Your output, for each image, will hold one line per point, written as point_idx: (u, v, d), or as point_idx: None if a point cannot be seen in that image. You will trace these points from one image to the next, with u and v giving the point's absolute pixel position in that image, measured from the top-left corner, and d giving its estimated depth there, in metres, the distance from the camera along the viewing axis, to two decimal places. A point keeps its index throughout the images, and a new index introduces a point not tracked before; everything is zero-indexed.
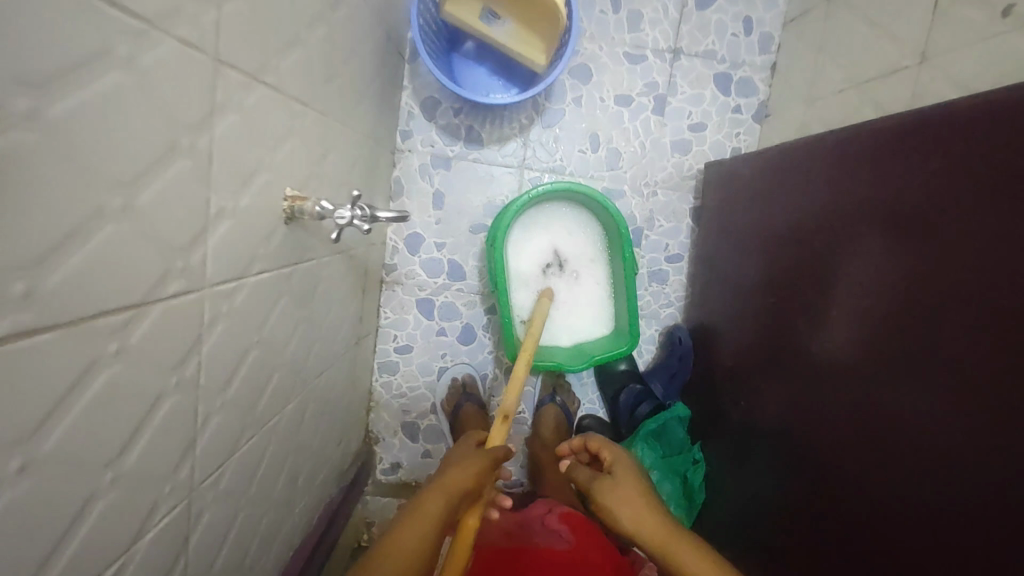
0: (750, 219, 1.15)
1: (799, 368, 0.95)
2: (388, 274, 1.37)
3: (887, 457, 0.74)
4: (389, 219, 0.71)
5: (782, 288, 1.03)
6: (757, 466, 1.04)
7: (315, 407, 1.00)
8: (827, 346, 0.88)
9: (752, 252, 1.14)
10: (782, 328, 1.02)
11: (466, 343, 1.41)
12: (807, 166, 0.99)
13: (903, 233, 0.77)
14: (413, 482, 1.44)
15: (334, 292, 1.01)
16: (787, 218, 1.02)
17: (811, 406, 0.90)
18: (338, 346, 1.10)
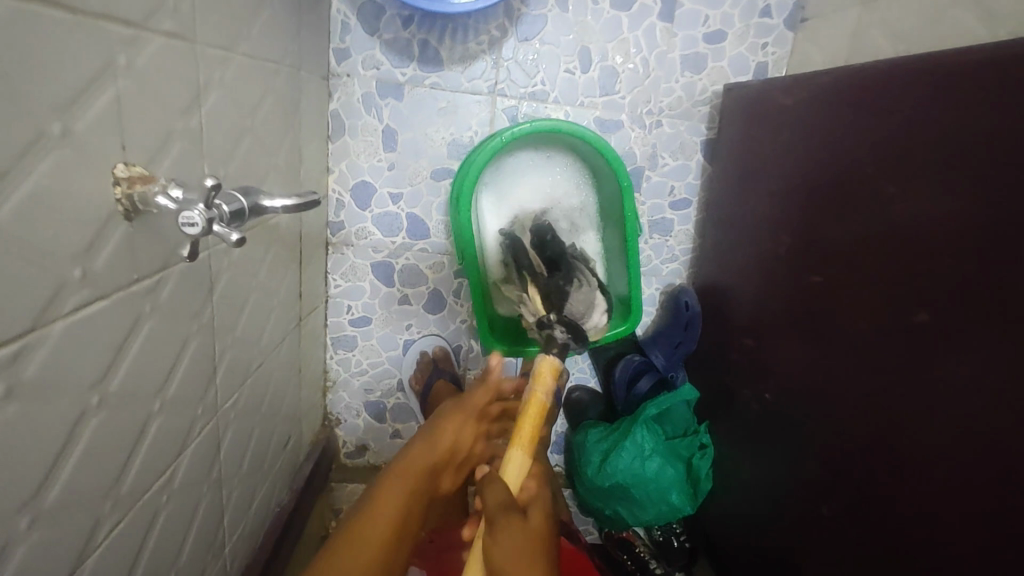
0: (775, 156, 0.87)
1: (827, 363, 0.74)
2: (334, 234, 1.12)
3: (982, 514, 0.54)
4: (287, 208, 0.47)
5: (807, 254, 0.78)
6: (770, 464, 0.88)
7: (245, 422, 0.81)
8: (874, 340, 0.66)
9: (773, 201, 0.87)
10: (795, 311, 0.81)
11: (435, 312, 1.19)
12: (856, 90, 0.71)
13: (986, 213, 0.54)
14: (383, 465, 1.28)
15: (254, 278, 0.78)
16: (822, 162, 0.76)
17: (850, 415, 0.70)
18: (272, 339, 0.89)
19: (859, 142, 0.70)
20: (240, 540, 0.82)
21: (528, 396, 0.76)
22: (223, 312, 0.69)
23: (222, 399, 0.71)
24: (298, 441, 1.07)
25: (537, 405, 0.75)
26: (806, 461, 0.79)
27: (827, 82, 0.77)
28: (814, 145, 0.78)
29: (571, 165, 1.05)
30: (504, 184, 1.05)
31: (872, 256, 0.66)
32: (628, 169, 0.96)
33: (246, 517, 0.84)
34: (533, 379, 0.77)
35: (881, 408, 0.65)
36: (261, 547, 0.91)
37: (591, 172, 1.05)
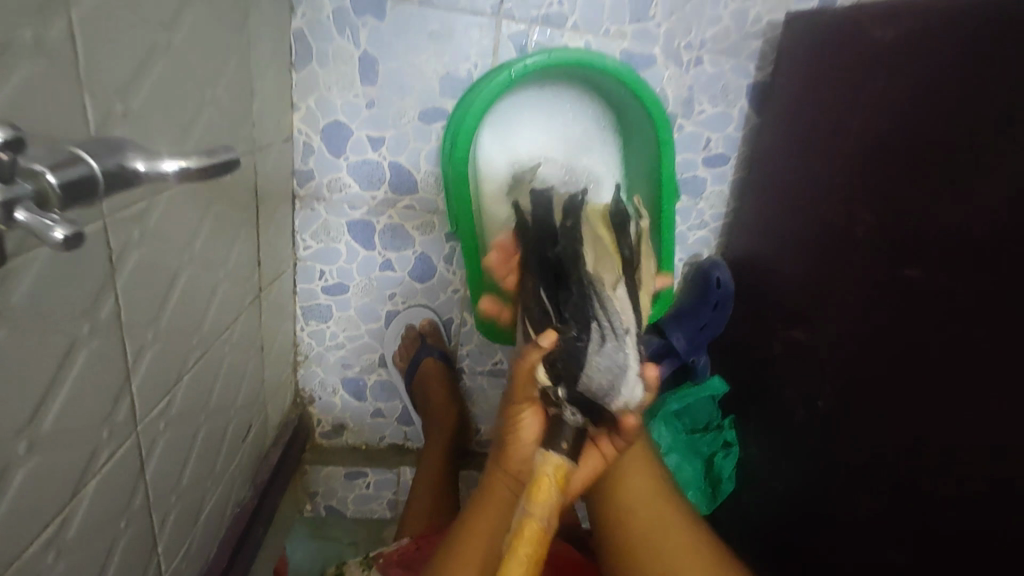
0: (856, 107, 0.69)
1: (913, 381, 0.58)
2: (302, 185, 0.93)
3: None
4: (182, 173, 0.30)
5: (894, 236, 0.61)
6: (807, 480, 0.74)
7: (185, 427, 0.65)
8: (989, 362, 0.50)
9: (847, 164, 0.69)
10: (867, 306, 0.65)
11: (422, 280, 1.02)
12: (997, 22, 0.53)
13: None
14: (363, 446, 1.14)
15: (188, 249, 0.61)
16: (931, 118, 0.58)
17: (934, 447, 0.55)
18: (221, 320, 0.72)
19: (998, 94, 0.51)
20: (184, 561, 0.69)
21: (521, 521, 0.55)
22: (136, 299, 0.51)
23: (144, 409, 0.55)
24: (263, 428, 0.93)
25: (530, 536, 0.54)
26: (859, 490, 0.65)
27: (952, 9, 0.58)
28: (923, 96, 0.60)
29: (602, 113, 0.87)
30: (515, 130, 0.85)
31: (1003, 249, 0.49)
32: (672, 121, 0.78)
33: (192, 534, 0.70)
34: (530, 493, 0.55)
35: (994, 452, 0.50)
36: (213, 559, 0.78)
37: (623, 121, 0.86)
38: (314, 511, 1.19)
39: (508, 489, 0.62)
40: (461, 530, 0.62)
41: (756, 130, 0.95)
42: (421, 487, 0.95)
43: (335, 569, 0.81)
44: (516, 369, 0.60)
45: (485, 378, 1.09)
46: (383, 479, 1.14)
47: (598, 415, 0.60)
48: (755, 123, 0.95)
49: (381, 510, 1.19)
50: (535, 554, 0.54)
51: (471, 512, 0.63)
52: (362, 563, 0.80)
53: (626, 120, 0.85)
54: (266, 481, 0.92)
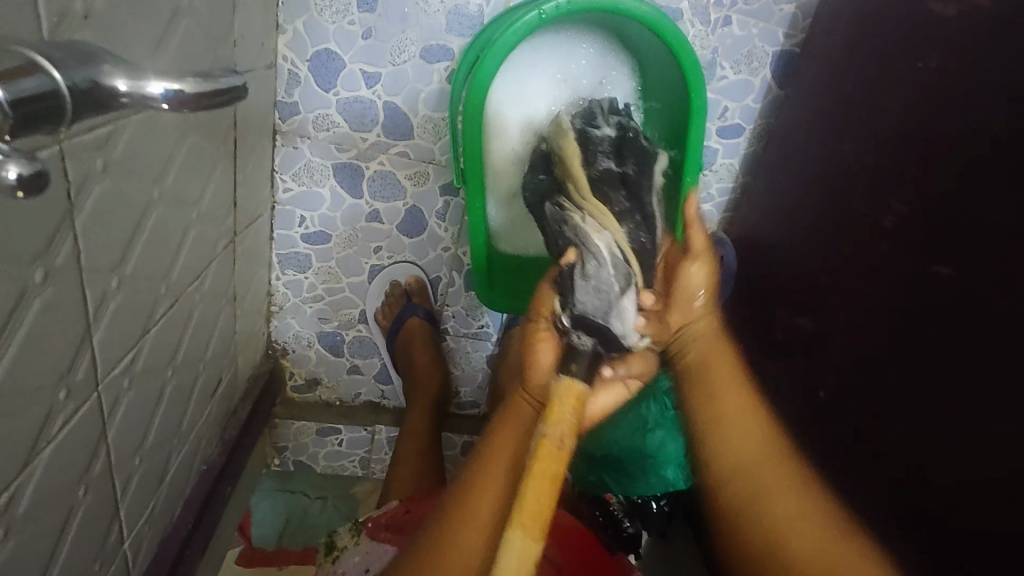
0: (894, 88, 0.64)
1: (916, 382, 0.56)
2: (284, 119, 0.85)
3: None
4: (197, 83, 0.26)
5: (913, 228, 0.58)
6: None
7: (151, 384, 0.59)
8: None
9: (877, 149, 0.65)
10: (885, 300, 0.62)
11: (411, 234, 0.95)
12: None
13: None
14: (337, 403, 1.09)
15: (159, 186, 0.53)
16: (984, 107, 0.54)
17: (931, 447, 0.54)
18: (192, 268, 0.64)
19: None
20: (147, 524, 0.64)
21: (539, 436, 0.48)
22: (96, 243, 0.44)
23: (104, 367, 0.49)
24: (233, 381, 0.87)
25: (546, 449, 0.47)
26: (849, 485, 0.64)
27: None
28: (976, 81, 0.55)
29: (627, 72, 0.80)
30: (531, 85, 0.78)
31: None
32: (707, 87, 0.72)
33: (156, 496, 0.65)
34: (546, 412, 0.49)
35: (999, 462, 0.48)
36: (177, 520, 0.74)
37: (649, 83, 0.79)
38: (282, 465, 1.16)
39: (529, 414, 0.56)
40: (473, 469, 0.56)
41: (776, 102, 0.90)
42: (408, 452, 0.96)
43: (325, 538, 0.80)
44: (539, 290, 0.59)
45: (468, 340, 1.04)
46: (357, 437, 1.10)
47: (613, 346, 0.56)
48: (776, 94, 0.90)
49: (352, 467, 1.16)
50: (558, 475, 0.47)
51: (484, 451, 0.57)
52: (352, 531, 0.78)
53: (654, 83, 0.78)
54: (235, 436, 0.87)
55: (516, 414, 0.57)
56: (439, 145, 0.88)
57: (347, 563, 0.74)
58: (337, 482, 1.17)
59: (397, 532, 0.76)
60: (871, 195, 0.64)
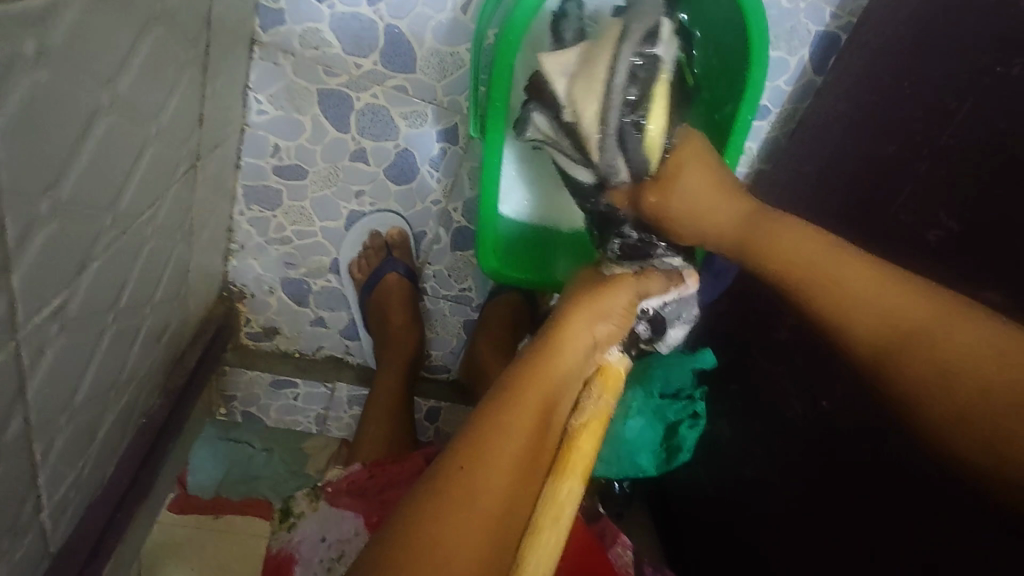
0: (954, 88, 0.59)
1: None
2: (265, 28, 0.72)
3: None
4: None
5: (960, 247, 0.54)
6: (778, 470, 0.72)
7: (86, 332, 0.49)
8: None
9: (927, 154, 0.60)
10: None
11: (399, 182, 0.85)
12: None
13: None
14: (296, 355, 1.00)
15: (111, 90, 0.42)
16: None
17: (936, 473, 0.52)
18: (145, 196, 0.53)
19: None
20: (73, 487, 0.56)
21: (602, 407, 0.52)
22: (24, 157, 0.34)
23: (25, 312, 0.39)
24: (182, 326, 0.76)
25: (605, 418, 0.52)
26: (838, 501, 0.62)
27: None
28: None
29: None
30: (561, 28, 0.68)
31: None
32: (770, 61, 0.62)
33: (85, 458, 0.56)
34: (608, 384, 0.53)
35: None
36: (109, 480, 0.65)
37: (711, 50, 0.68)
38: (229, 415, 1.07)
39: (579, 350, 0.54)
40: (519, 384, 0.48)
41: (809, 88, 0.84)
42: (377, 414, 0.88)
43: (280, 506, 0.70)
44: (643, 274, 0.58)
45: (447, 303, 0.97)
46: (315, 393, 1.02)
47: (660, 336, 0.63)
48: (810, 79, 0.84)
49: (306, 423, 1.08)
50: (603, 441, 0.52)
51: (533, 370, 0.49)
52: (309, 496, 0.68)
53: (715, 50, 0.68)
54: (180, 385, 0.77)
55: (572, 341, 0.51)
56: (443, 85, 0.77)
57: (302, 531, 0.66)
58: (287, 436, 1.08)
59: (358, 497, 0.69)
60: (914, 205, 0.60)
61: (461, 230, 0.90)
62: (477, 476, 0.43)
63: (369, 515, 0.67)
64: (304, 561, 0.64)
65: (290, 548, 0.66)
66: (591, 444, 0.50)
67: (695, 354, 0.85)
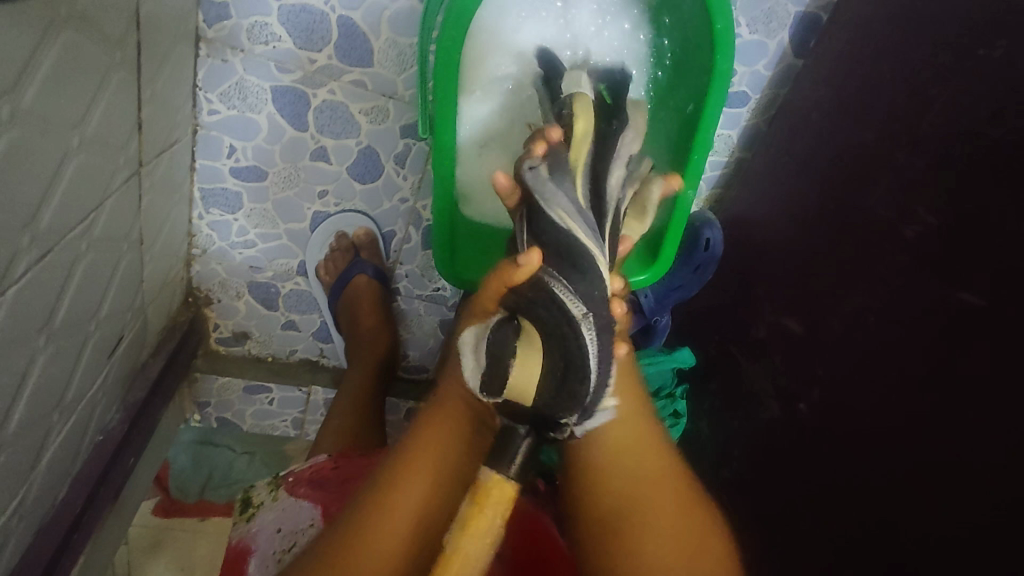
0: (933, 73, 0.56)
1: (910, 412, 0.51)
2: (210, 23, 0.69)
3: None
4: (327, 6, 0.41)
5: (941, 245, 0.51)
6: (756, 472, 0.69)
7: (14, 358, 0.46)
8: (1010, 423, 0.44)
9: (906, 144, 0.57)
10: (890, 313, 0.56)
11: (363, 180, 0.82)
12: None
13: None
14: (268, 359, 0.98)
15: (11, 102, 0.39)
16: None
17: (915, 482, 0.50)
18: (72, 210, 0.50)
19: None
20: (16, 514, 0.54)
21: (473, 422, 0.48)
22: None
23: None
24: (140, 337, 0.74)
25: (499, 497, 0.44)
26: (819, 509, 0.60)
27: None
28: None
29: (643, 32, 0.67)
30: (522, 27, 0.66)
31: None
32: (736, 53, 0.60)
33: (27, 484, 0.54)
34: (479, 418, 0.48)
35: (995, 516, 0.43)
36: (63, 500, 0.63)
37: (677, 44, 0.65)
38: (204, 421, 1.05)
39: (461, 426, 0.49)
40: (378, 492, 0.47)
41: (789, 72, 0.80)
42: (345, 407, 0.85)
43: (242, 497, 0.68)
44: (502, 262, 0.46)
45: (421, 302, 0.94)
46: (290, 397, 1.00)
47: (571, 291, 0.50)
48: (791, 62, 0.80)
49: (283, 427, 1.05)
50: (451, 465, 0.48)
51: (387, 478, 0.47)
52: (271, 485, 0.66)
53: (683, 43, 0.64)
54: (141, 397, 0.75)
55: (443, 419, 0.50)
56: (403, 79, 0.74)
57: (259, 521, 0.63)
58: (265, 440, 1.06)
59: (319, 486, 0.64)
60: (893, 198, 0.57)
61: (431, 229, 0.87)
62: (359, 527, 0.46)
63: (327, 504, 0.61)
64: (260, 553, 0.60)
65: (248, 539, 0.62)
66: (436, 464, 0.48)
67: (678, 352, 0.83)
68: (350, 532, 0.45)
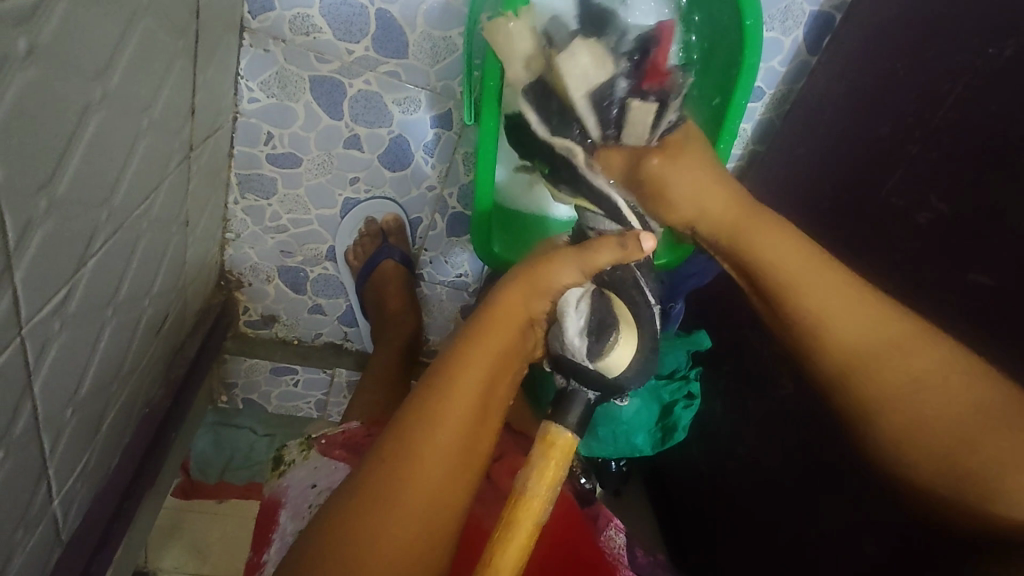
0: (945, 69, 0.59)
1: None
2: (254, 14, 0.71)
3: None
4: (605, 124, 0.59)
5: (950, 230, 0.54)
6: (768, 447, 0.73)
7: (87, 328, 0.49)
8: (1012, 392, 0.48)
9: (918, 137, 0.61)
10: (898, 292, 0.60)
11: (394, 168, 0.85)
12: None
13: None
14: (294, 342, 1.01)
15: (101, 84, 0.41)
16: None
17: None
18: (138, 189, 0.53)
19: None
20: (81, 478, 0.57)
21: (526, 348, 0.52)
22: (19, 157, 0.34)
23: (29, 307, 0.40)
24: (181, 316, 0.77)
25: (565, 447, 0.47)
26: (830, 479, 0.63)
27: None
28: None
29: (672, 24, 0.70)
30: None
31: None
32: (764, 46, 0.63)
33: (90, 449, 0.57)
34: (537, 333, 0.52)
35: None
36: (115, 469, 0.66)
37: (705, 36, 0.68)
38: (229, 403, 1.07)
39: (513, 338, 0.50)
40: (437, 385, 0.47)
41: (803, 68, 0.84)
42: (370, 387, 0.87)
43: (274, 455, 0.73)
44: (599, 242, 0.52)
45: (443, 287, 0.97)
46: (315, 379, 1.03)
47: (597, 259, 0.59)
48: (805, 59, 0.83)
49: (306, 409, 1.09)
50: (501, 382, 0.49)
51: (444, 396, 0.46)
52: (303, 445, 0.70)
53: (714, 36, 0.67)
54: (181, 375, 0.78)
55: (501, 314, 0.50)
56: (436, 70, 0.77)
57: (291, 477, 0.67)
58: (289, 422, 1.09)
59: (353, 451, 0.67)
60: (905, 187, 0.60)
61: (457, 216, 0.90)
62: (415, 444, 0.45)
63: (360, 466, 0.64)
64: (291, 504, 0.64)
65: (279, 493, 0.66)
66: (499, 377, 0.49)
67: (693, 337, 0.87)
68: (411, 429, 0.45)
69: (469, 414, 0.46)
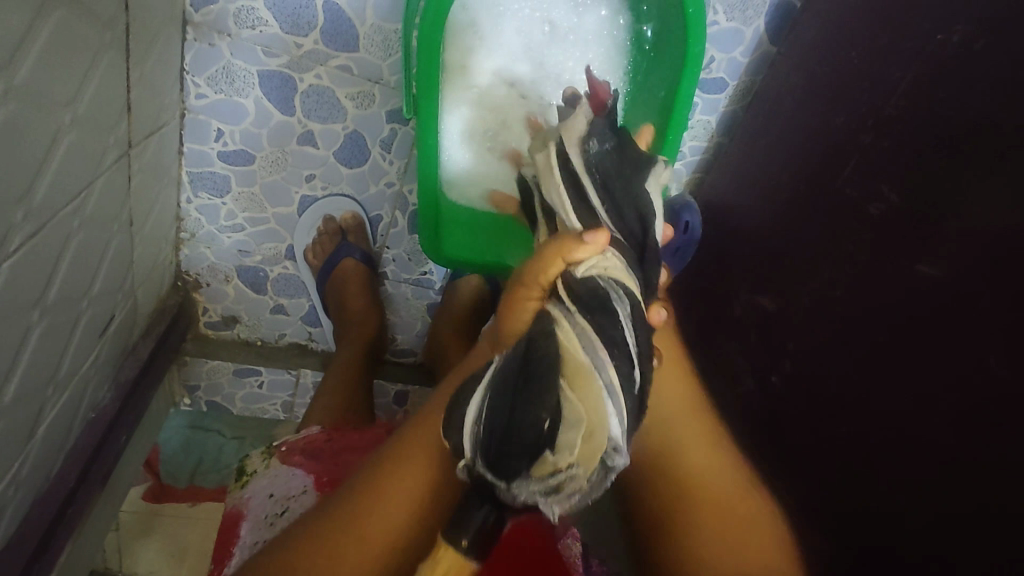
0: (897, 57, 0.58)
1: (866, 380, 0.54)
2: (197, 8, 0.69)
3: None
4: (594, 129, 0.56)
5: (900, 221, 0.53)
6: None
7: (9, 330, 0.48)
8: None
9: (871, 127, 0.60)
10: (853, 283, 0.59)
11: (350, 164, 0.83)
12: None
13: None
14: (257, 343, 0.99)
15: (5, 78, 0.40)
16: None
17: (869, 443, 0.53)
18: (65, 188, 0.52)
19: None
20: (12, 485, 0.55)
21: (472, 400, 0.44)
22: None
23: None
24: (131, 317, 0.75)
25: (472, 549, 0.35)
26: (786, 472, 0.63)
27: None
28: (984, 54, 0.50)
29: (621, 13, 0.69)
30: (503, 19, 0.68)
31: None
32: (708, 34, 0.62)
33: (23, 456, 0.56)
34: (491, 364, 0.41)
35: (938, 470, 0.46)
36: (58, 474, 0.65)
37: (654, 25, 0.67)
38: (193, 405, 1.06)
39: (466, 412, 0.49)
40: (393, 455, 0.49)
41: (765, 58, 0.83)
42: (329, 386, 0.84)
43: (237, 468, 0.69)
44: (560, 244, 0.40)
45: (408, 286, 0.96)
46: (280, 380, 1.01)
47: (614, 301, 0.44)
48: (766, 50, 0.82)
49: (273, 410, 1.07)
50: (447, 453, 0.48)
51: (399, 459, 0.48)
52: (264, 454, 0.67)
53: (661, 23, 0.66)
54: (132, 377, 0.77)
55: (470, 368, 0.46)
56: (388, 64, 0.75)
57: (253, 487, 0.64)
58: (256, 423, 1.07)
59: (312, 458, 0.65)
60: (859, 177, 0.59)
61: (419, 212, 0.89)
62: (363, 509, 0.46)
63: (320, 475, 0.63)
64: (251, 518, 0.62)
65: (240, 505, 0.64)
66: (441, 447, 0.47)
67: None
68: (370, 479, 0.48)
69: (419, 480, 0.47)
